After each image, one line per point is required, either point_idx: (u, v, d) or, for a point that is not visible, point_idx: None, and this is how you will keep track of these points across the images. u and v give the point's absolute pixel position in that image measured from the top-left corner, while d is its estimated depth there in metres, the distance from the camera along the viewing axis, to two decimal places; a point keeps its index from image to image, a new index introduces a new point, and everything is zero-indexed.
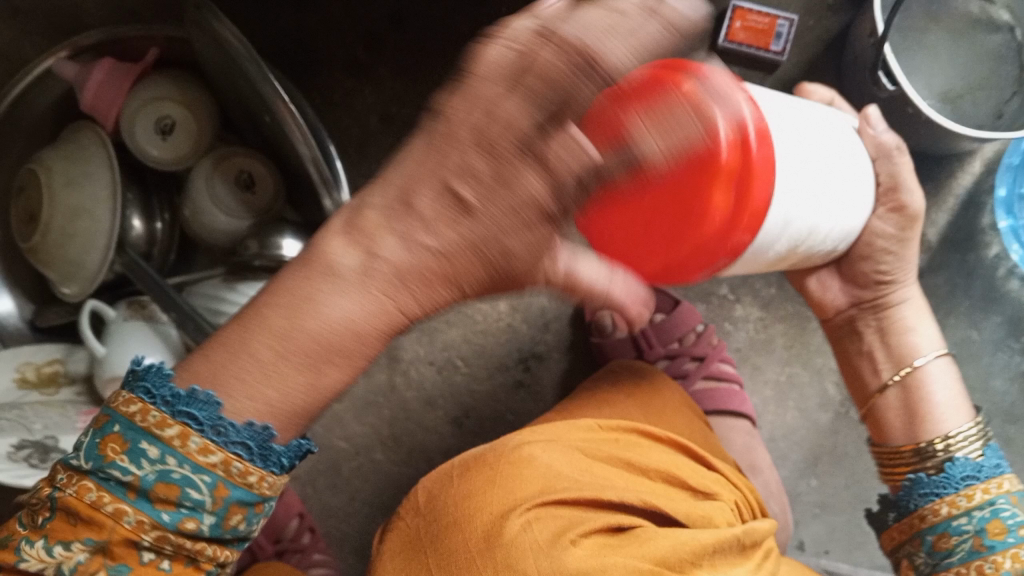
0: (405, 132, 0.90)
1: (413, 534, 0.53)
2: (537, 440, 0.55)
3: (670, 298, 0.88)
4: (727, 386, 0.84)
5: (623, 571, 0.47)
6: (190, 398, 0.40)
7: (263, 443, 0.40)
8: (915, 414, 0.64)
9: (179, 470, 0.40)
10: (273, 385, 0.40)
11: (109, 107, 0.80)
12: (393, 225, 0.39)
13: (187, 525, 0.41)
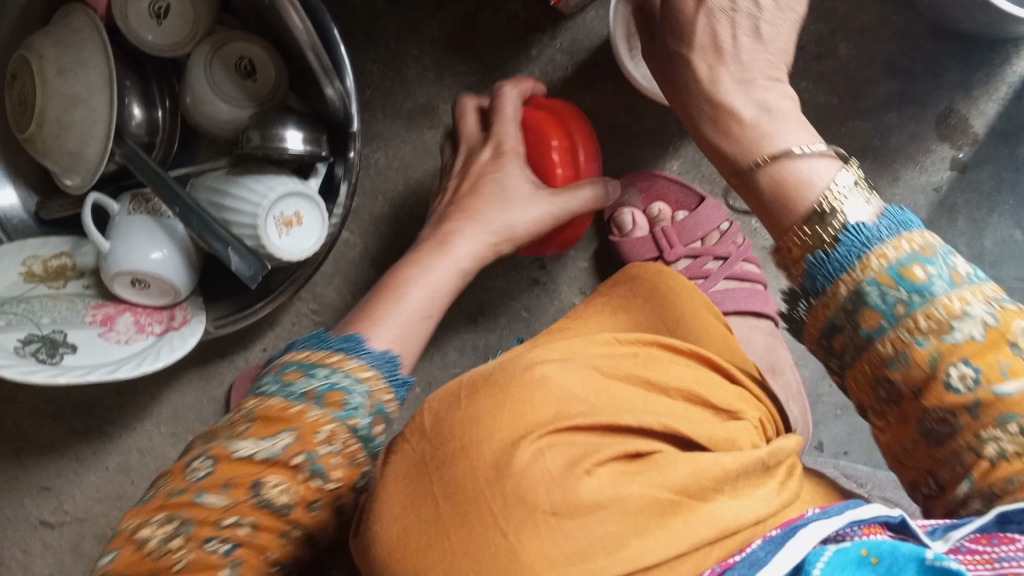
0: (413, 13, 0.84)
1: (419, 458, 0.48)
2: (550, 359, 0.52)
3: (695, 194, 0.83)
4: (750, 287, 0.80)
5: (638, 502, 0.45)
6: (347, 340, 0.53)
7: (391, 367, 0.53)
8: (775, 194, 0.47)
9: (341, 380, 0.49)
10: (397, 330, 0.56)
11: None
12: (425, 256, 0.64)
13: (352, 421, 0.48)
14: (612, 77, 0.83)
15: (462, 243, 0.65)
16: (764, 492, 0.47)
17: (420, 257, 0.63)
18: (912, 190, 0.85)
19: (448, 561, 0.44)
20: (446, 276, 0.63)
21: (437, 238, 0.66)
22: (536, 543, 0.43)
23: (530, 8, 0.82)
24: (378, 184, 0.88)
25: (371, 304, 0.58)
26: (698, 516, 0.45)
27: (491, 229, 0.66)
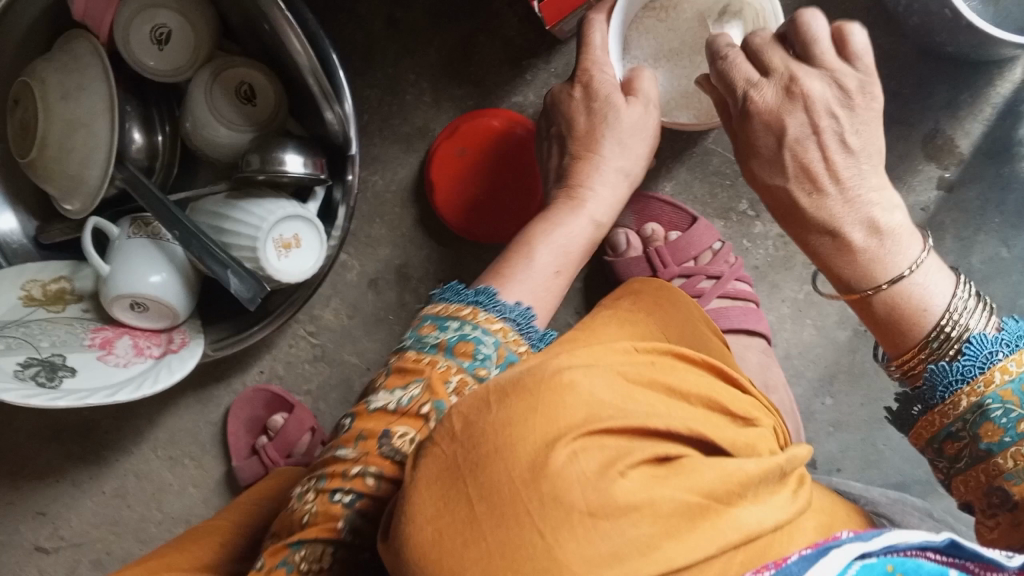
0: (411, 39, 0.85)
1: (450, 462, 0.39)
2: (576, 362, 0.44)
3: (688, 215, 0.85)
4: (743, 305, 0.82)
5: (672, 504, 0.39)
6: (481, 294, 0.55)
7: (525, 322, 0.55)
8: (895, 316, 0.52)
9: (471, 332, 0.52)
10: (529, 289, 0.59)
11: (103, 14, 0.76)
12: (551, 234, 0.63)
13: (480, 370, 0.51)
14: None
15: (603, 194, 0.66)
16: (781, 499, 0.46)
17: (555, 213, 0.64)
18: None
19: (482, 570, 0.36)
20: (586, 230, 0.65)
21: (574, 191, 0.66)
22: (574, 545, 0.36)
23: (525, 35, 0.84)
24: (375, 207, 0.89)
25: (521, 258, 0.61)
26: (726, 521, 0.41)
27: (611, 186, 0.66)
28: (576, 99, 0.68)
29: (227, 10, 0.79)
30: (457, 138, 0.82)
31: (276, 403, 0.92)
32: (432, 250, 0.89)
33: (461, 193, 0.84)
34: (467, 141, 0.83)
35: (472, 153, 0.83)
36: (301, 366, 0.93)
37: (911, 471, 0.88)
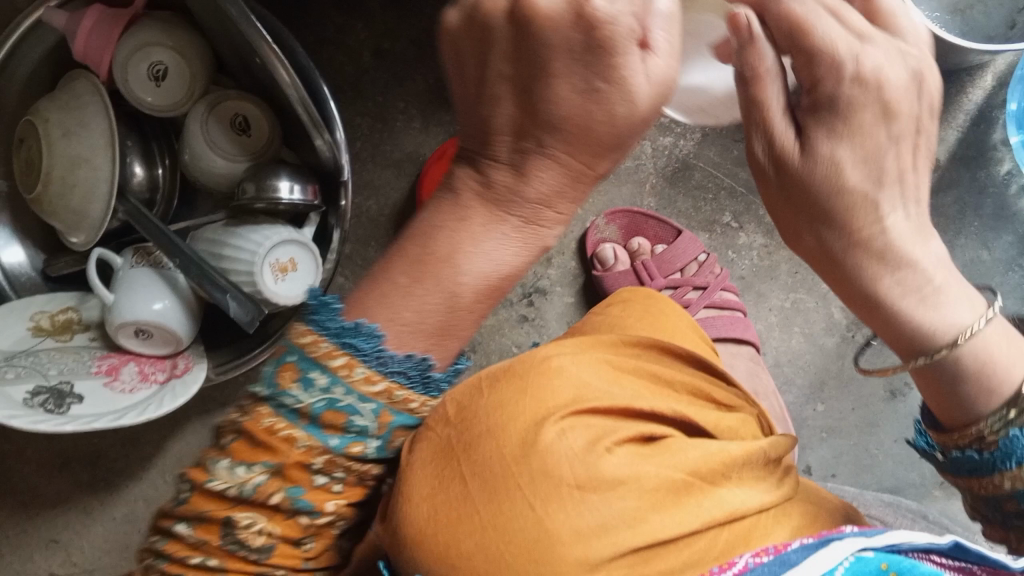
0: (399, 69, 0.88)
1: (439, 449, 0.41)
2: (560, 353, 0.48)
3: (672, 228, 0.87)
4: (731, 314, 0.84)
5: (658, 480, 0.43)
6: (355, 330, 0.38)
7: (423, 373, 0.40)
8: (944, 382, 0.44)
9: (345, 399, 0.38)
10: (412, 306, 0.39)
11: (101, 53, 0.79)
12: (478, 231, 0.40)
13: (354, 449, 0.39)
14: None
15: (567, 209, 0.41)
16: (764, 484, 0.49)
17: (485, 231, 0.40)
18: None
19: (478, 537, 0.40)
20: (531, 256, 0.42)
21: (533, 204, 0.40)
22: (563, 515, 0.40)
23: None
24: (370, 231, 0.91)
25: (428, 310, 0.39)
26: (709, 499, 0.44)
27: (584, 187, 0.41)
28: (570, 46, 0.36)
29: (220, 45, 0.82)
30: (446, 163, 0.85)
31: None
32: None
33: None
34: None
35: None
36: None
37: (904, 475, 0.90)
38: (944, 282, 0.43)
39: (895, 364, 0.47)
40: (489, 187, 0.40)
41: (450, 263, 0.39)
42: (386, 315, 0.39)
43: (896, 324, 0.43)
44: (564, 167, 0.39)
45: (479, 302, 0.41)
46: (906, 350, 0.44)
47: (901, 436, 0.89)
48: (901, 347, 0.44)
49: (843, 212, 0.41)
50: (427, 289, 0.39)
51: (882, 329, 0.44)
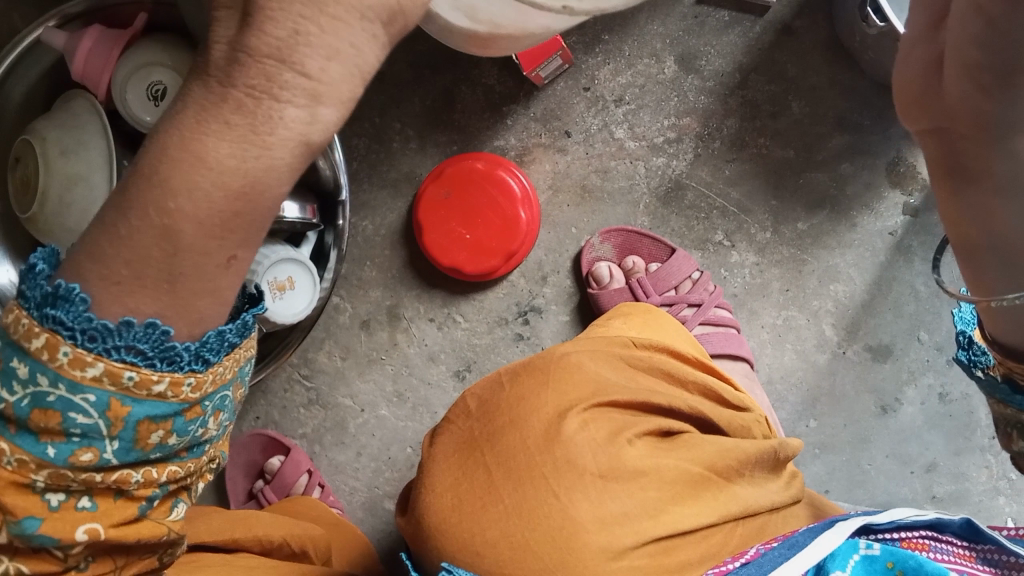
0: (397, 90, 0.87)
1: (468, 435, 0.60)
2: (579, 348, 0.63)
3: (666, 247, 0.89)
4: (725, 330, 0.86)
5: (674, 472, 0.57)
6: (56, 297, 0.36)
7: (161, 345, 0.37)
8: None
9: (53, 393, 0.36)
10: (190, 200, 0.33)
11: (100, 73, 0.80)
12: (210, 123, 0.32)
13: (83, 455, 0.38)
14: (583, 142, 0.89)
15: (329, 75, 0.32)
16: (772, 485, 0.61)
17: (195, 127, 0.33)
18: (870, 235, 0.89)
19: (502, 525, 0.55)
20: (267, 162, 0.33)
21: (267, 60, 0.31)
22: (586, 503, 0.55)
23: (504, 83, 0.87)
24: (365, 251, 0.91)
25: (140, 258, 0.35)
26: (725, 494, 0.58)
27: (364, 52, 0.32)
28: None
29: None
30: (443, 181, 0.86)
31: (273, 446, 0.92)
32: (421, 290, 0.91)
33: (448, 235, 0.86)
34: (453, 185, 0.86)
35: (456, 195, 0.86)
36: (296, 411, 0.93)
37: (897, 489, 0.90)
38: None
39: (1013, 277, 0.47)
40: (208, 66, 0.33)
41: (176, 184, 0.33)
42: (96, 273, 0.36)
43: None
44: None
45: (206, 236, 0.35)
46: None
47: (893, 452, 0.90)
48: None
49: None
50: (138, 227, 0.35)
51: (1020, 226, 0.45)
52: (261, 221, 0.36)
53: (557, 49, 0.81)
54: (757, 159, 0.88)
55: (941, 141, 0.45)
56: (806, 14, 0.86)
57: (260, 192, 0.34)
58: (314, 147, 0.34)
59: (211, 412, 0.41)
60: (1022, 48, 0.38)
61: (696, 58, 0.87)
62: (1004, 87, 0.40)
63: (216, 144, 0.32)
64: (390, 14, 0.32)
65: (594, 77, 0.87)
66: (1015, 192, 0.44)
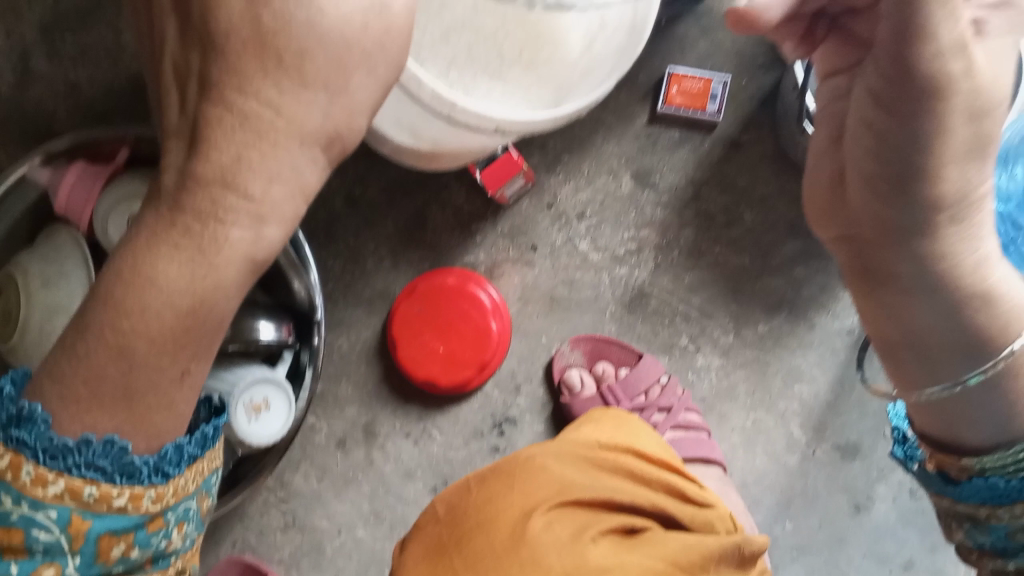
0: (371, 214, 0.91)
1: (438, 539, 0.63)
2: (544, 448, 0.67)
3: (634, 352, 0.92)
4: (696, 434, 0.89)
5: (641, 568, 0.58)
6: (22, 421, 0.42)
7: (122, 461, 0.43)
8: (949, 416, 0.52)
9: (16, 511, 0.42)
10: (145, 320, 0.42)
11: (83, 206, 0.84)
12: (166, 249, 0.41)
13: (45, 570, 0.43)
14: (549, 256, 0.93)
15: (269, 195, 0.40)
16: None
17: (155, 256, 0.41)
18: (829, 335, 0.92)
19: None
20: (214, 280, 0.42)
21: (214, 185, 0.40)
22: None
23: (472, 203, 0.92)
24: (340, 369, 0.92)
25: (97, 376, 0.43)
26: None
27: (304, 173, 0.41)
28: None
29: None
30: (416, 297, 0.89)
31: None
32: (396, 406, 0.93)
33: (422, 349, 0.89)
34: (425, 300, 0.89)
35: (429, 310, 0.89)
36: (272, 535, 0.92)
37: None
38: (1005, 264, 0.50)
39: (931, 371, 0.52)
40: (164, 197, 0.41)
41: (130, 306, 0.41)
42: (56, 391, 0.43)
43: (962, 315, 0.49)
44: (245, 114, 0.39)
45: (158, 350, 0.42)
46: (956, 350, 0.50)
47: (869, 551, 0.91)
48: (947, 345, 0.51)
49: (970, 164, 0.45)
50: (96, 345, 0.42)
51: (936, 321, 0.50)
52: (213, 331, 0.44)
53: (519, 169, 0.86)
54: (715, 266, 0.93)
55: (849, 249, 0.52)
56: (753, 129, 0.92)
57: (207, 309, 0.42)
58: (258, 263, 0.43)
59: (173, 524, 0.46)
60: (909, 158, 0.45)
61: (651, 174, 0.92)
62: (896, 191, 0.46)
63: (167, 266, 0.41)
64: (327, 139, 0.41)
65: (557, 195, 0.92)
66: (927, 290, 0.49)
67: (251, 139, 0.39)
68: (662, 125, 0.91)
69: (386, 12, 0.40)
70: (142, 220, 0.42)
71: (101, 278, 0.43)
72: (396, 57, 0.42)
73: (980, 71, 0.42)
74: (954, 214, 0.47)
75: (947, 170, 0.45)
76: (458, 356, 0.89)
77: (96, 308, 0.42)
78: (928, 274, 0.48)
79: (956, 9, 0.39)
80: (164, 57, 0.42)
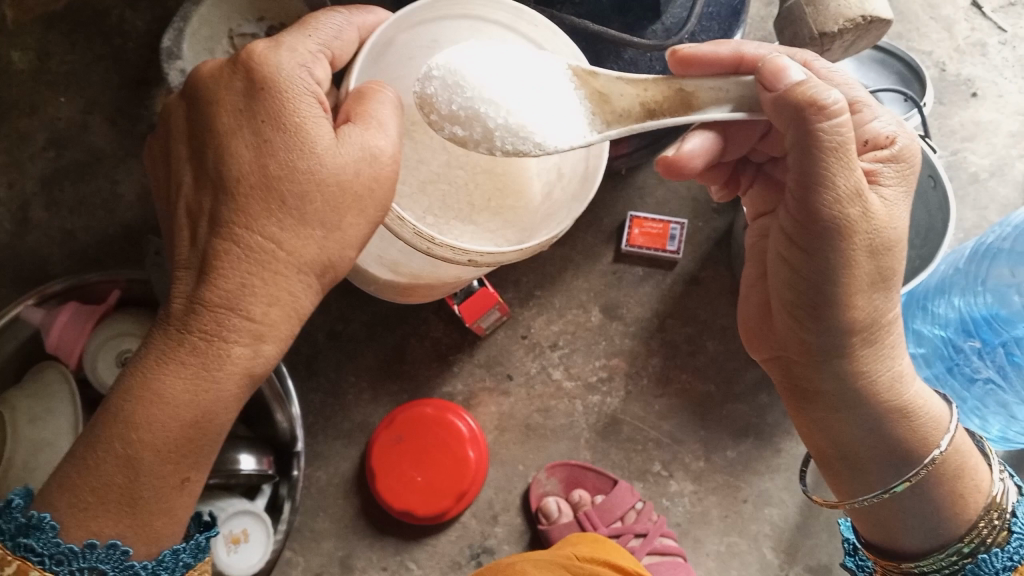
0: (352, 348, 0.95)
1: None
2: (526, 559, 0.71)
3: (608, 478, 0.95)
4: (671, 559, 0.90)
5: None
6: (30, 527, 0.45)
7: (121, 562, 0.46)
8: (887, 525, 0.56)
9: None
10: (151, 432, 0.45)
11: (74, 344, 0.87)
12: (174, 366, 0.45)
13: None
14: (524, 386, 0.96)
15: (268, 317, 0.46)
16: None
17: (163, 372, 0.45)
18: (794, 459, 0.95)
19: None
20: (216, 394, 0.46)
21: (219, 309, 0.45)
22: None
23: (449, 336, 0.96)
24: (318, 500, 0.93)
25: (105, 486, 0.45)
26: None
27: (300, 297, 0.47)
28: (236, 109, 0.45)
29: None
30: (395, 427, 0.91)
31: None
32: (374, 536, 0.93)
33: (401, 478, 0.91)
34: (404, 429, 0.91)
35: (408, 440, 0.91)
36: None
37: None
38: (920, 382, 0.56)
39: (863, 480, 0.55)
40: (174, 320, 0.46)
41: (138, 418, 0.45)
42: (65, 497, 0.45)
43: (888, 426, 0.53)
44: (251, 247, 0.45)
45: (162, 459, 0.46)
46: (884, 460, 0.54)
47: None
48: (876, 456, 0.54)
49: (876, 293, 0.50)
50: (104, 456, 0.45)
51: (862, 435, 0.54)
52: (212, 443, 0.48)
53: (496, 302, 0.91)
54: (682, 393, 0.97)
55: (779, 369, 0.56)
56: (710, 266, 0.99)
57: (209, 420, 0.46)
58: (255, 377, 0.47)
59: None
60: (821, 290, 0.50)
61: (618, 308, 0.98)
62: (814, 318, 0.51)
63: (174, 381, 0.45)
64: (322, 268, 0.47)
65: (530, 327, 0.97)
66: (851, 405, 0.53)
67: (256, 269, 0.45)
68: (627, 262, 0.98)
69: (375, 161, 0.46)
70: (151, 342, 0.47)
71: (111, 393, 0.47)
72: (383, 200, 0.48)
73: (875, 212, 0.48)
74: (869, 338, 0.52)
75: (860, 298, 0.50)
76: (434, 484, 0.91)
77: (106, 421, 0.46)
78: (850, 392, 0.53)
79: (849, 159, 0.46)
80: (176, 200, 0.48)
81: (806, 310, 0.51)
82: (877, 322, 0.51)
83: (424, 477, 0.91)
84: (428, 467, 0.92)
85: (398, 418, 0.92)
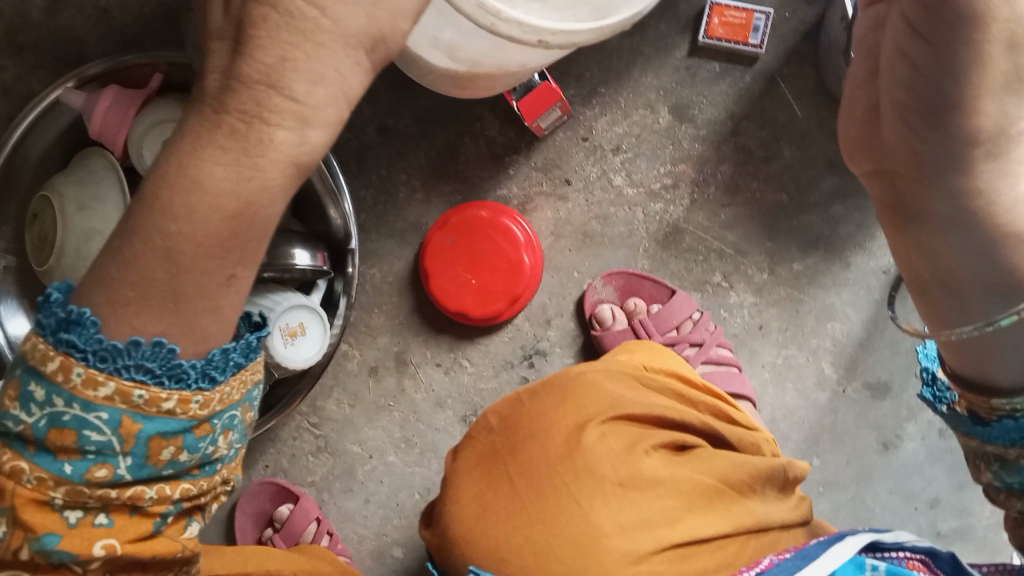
0: (404, 145, 0.90)
1: (492, 447, 0.68)
2: (597, 368, 0.70)
3: (666, 288, 0.92)
4: (727, 369, 0.89)
5: (690, 483, 0.64)
6: (71, 325, 0.43)
7: (168, 362, 0.44)
8: (981, 356, 0.51)
9: (70, 412, 0.43)
10: (192, 224, 0.41)
11: (117, 130, 0.82)
12: (213, 153, 0.39)
13: (100, 469, 0.44)
14: (583, 190, 0.92)
15: (315, 97, 0.38)
16: (780, 502, 0.68)
17: (198, 154, 0.40)
18: (864, 274, 0.91)
19: (525, 533, 0.62)
20: (260, 183, 0.40)
21: (259, 85, 0.38)
22: (607, 507, 0.62)
23: (505, 135, 0.91)
24: (372, 299, 0.93)
25: (147, 279, 0.42)
26: (737, 506, 0.64)
27: (348, 76, 0.39)
28: None
29: None
30: (449, 229, 0.89)
31: (282, 494, 0.93)
32: (428, 335, 0.93)
33: (455, 280, 0.89)
34: (458, 232, 0.89)
35: (462, 242, 0.89)
36: (304, 458, 0.94)
37: (901, 524, 0.92)
38: None
39: (963, 309, 0.51)
40: (207, 98, 0.39)
41: (177, 209, 0.40)
42: (105, 293, 0.43)
43: (998, 252, 0.48)
44: (288, 14, 0.37)
45: (206, 253, 0.42)
46: (989, 289, 0.50)
47: (896, 487, 0.92)
48: (978, 283, 0.50)
49: (1008, 97, 0.43)
50: (145, 250, 0.42)
51: (966, 259, 0.50)
52: (260, 234, 0.43)
53: (558, 99, 0.84)
54: (751, 203, 0.92)
55: (882, 183, 0.51)
56: (795, 64, 0.90)
57: (253, 212, 0.41)
58: (304, 166, 0.41)
59: (224, 434, 0.48)
60: (940, 90, 0.44)
61: (689, 108, 0.91)
62: (931, 124, 0.45)
63: (212, 169, 0.39)
64: (371, 41, 0.38)
65: (592, 128, 0.91)
66: (958, 227, 0.49)
67: (297, 39, 0.37)
68: (702, 55, 0.90)
69: None
70: (185, 124, 0.40)
71: (147, 179, 0.42)
72: None
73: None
74: (992, 150, 0.46)
75: (985, 104, 0.43)
76: (488, 288, 0.89)
77: (144, 214, 0.42)
78: (961, 212, 0.48)
79: None
80: None
81: (922, 117, 0.45)
82: (1006, 131, 0.45)
83: (479, 281, 0.89)
84: (482, 271, 0.89)
85: (454, 221, 0.89)
